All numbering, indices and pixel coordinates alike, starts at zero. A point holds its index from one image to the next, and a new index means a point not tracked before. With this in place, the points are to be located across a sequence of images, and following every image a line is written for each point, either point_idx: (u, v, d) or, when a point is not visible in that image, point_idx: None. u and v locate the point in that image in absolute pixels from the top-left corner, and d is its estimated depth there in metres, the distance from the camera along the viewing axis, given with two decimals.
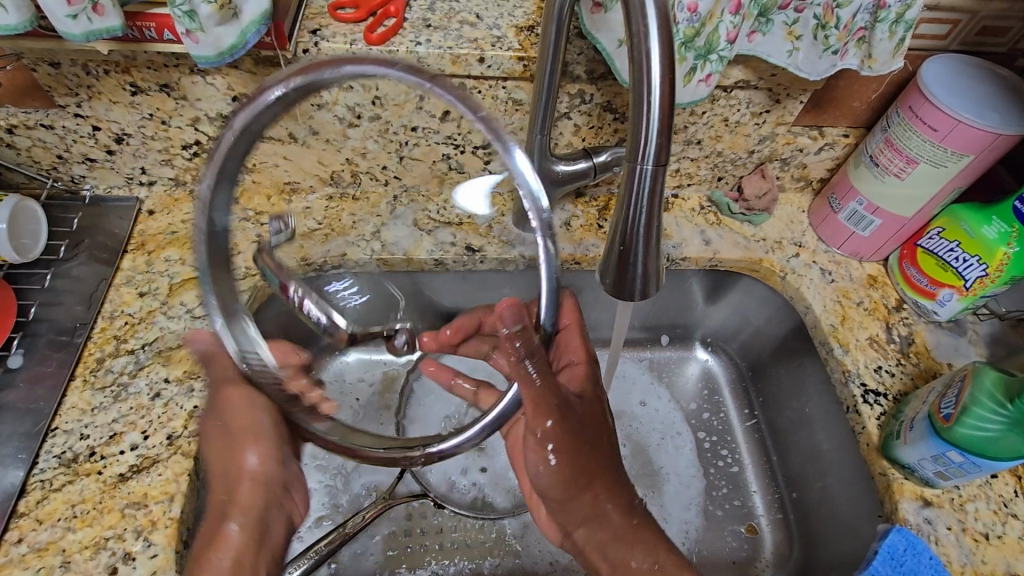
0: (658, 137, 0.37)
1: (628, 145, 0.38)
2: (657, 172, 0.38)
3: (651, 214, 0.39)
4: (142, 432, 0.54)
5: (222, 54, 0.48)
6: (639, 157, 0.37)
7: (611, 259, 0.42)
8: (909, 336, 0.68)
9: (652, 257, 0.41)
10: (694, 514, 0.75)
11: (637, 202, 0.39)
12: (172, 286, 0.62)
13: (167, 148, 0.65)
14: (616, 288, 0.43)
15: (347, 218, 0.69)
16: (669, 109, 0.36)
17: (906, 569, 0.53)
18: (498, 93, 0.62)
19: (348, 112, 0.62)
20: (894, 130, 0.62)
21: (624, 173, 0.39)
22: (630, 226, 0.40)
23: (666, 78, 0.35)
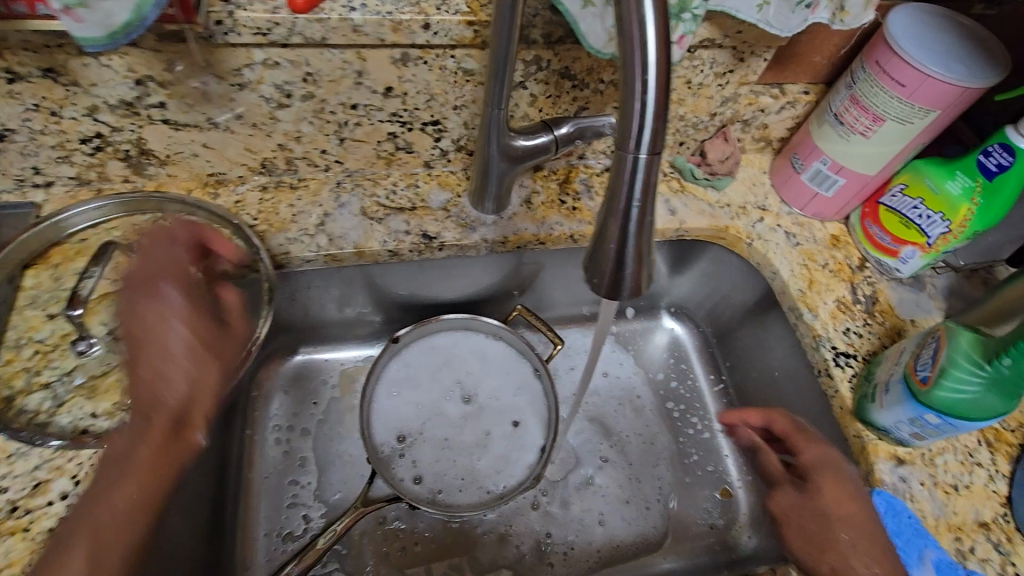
0: (654, 121, 0.32)
1: (618, 129, 0.34)
2: (652, 162, 0.34)
3: (646, 207, 0.35)
4: (72, 476, 0.47)
5: (114, 35, 0.39)
6: (631, 145, 0.33)
7: (598, 256, 0.37)
8: (873, 295, 0.69)
9: (645, 244, 0.36)
10: (664, 470, 0.75)
11: (631, 192, 0.34)
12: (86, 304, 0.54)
13: (63, 143, 0.55)
14: (610, 291, 0.38)
15: (285, 210, 0.63)
16: (664, 83, 0.32)
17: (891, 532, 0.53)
18: (446, 63, 0.55)
19: (276, 91, 0.54)
20: (860, 87, 0.60)
21: (613, 162, 0.35)
22: (620, 222, 0.35)
23: (662, 52, 0.31)
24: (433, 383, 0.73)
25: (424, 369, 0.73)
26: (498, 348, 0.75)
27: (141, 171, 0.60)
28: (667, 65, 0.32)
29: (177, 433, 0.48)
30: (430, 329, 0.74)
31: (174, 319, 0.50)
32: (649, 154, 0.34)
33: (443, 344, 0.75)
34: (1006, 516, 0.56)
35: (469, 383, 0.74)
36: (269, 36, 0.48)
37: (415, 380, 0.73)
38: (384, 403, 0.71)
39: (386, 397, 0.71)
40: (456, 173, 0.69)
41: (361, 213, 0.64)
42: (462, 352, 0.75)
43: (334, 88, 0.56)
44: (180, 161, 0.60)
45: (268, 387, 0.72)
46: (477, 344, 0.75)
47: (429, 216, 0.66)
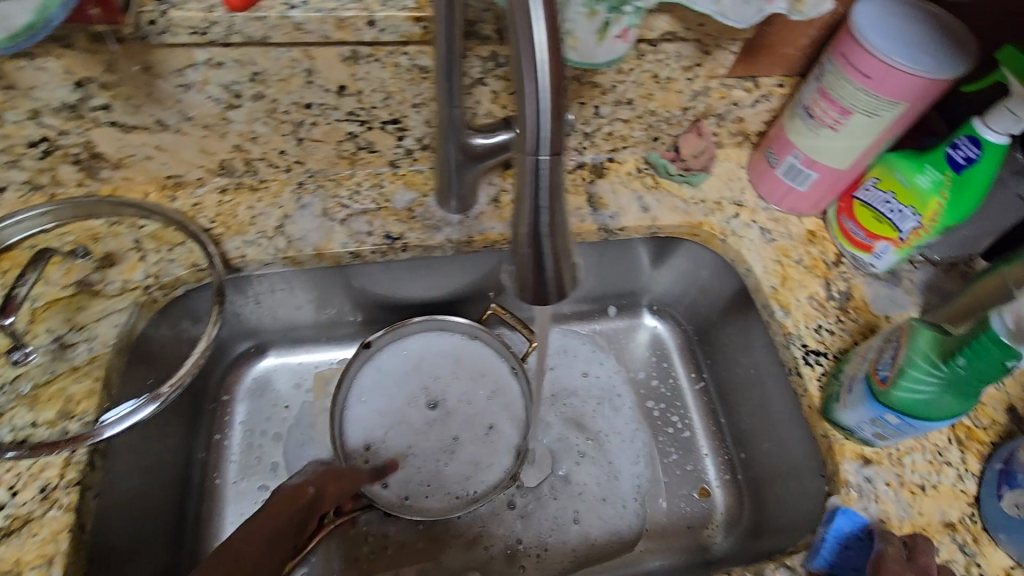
0: (549, 121, 0.31)
1: (517, 130, 0.32)
2: (554, 164, 0.32)
3: (555, 209, 0.34)
4: (9, 488, 0.47)
5: (16, 38, 0.36)
6: (529, 148, 0.32)
7: (517, 261, 0.36)
8: (848, 291, 0.67)
9: (560, 243, 0.35)
10: (642, 467, 0.74)
11: (536, 196, 0.33)
12: (34, 312, 0.54)
13: (9, 148, 0.54)
14: (533, 296, 0.37)
15: (243, 213, 0.61)
16: (558, 79, 0.30)
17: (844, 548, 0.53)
18: (400, 60, 0.54)
19: (224, 92, 0.53)
20: (828, 79, 0.59)
21: (517, 164, 0.33)
22: (529, 226, 0.34)
23: (551, 50, 0.29)
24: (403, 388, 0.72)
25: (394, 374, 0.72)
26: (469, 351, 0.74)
27: (94, 175, 0.59)
28: (561, 63, 0.30)
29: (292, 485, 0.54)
30: (401, 333, 0.72)
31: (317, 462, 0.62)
32: (552, 154, 0.32)
33: (414, 348, 0.73)
34: (973, 516, 0.55)
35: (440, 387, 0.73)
36: (207, 35, 0.47)
37: (385, 385, 0.72)
38: (355, 408, 0.70)
39: (356, 401, 0.70)
40: (422, 172, 0.67)
41: (322, 214, 0.63)
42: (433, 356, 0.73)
43: (285, 88, 0.54)
44: (134, 164, 0.59)
45: (238, 391, 0.71)
46: (448, 347, 0.74)
47: (393, 216, 0.64)
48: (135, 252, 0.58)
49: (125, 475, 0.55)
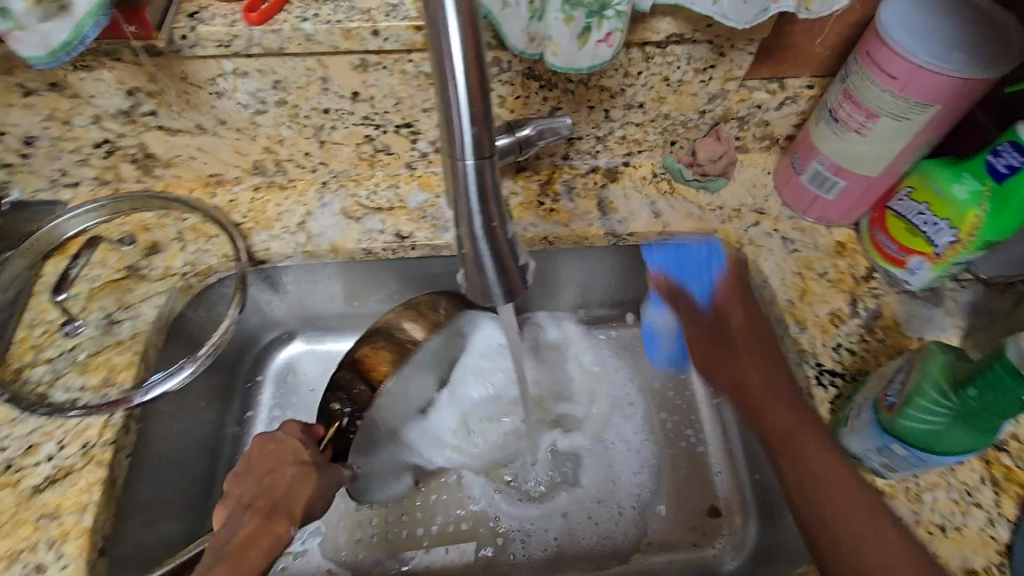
0: (475, 126, 0.32)
1: (445, 139, 0.33)
2: (482, 166, 0.34)
3: (490, 212, 0.36)
4: (58, 442, 0.53)
5: (56, 53, 0.41)
6: (457, 152, 0.33)
7: (462, 262, 0.38)
8: (877, 308, 0.62)
9: (504, 242, 0.37)
10: (648, 477, 0.73)
11: (470, 198, 0.35)
12: (93, 290, 0.61)
13: (79, 148, 0.62)
14: (474, 293, 0.39)
15: (272, 209, 0.67)
16: (482, 83, 0.32)
17: (687, 265, 0.64)
18: (406, 67, 0.57)
19: (251, 99, 0.59)
20: (852, 81, 0.55)
21: (449, 171, 0.35)
22: (468, 228, 0.36)
23: (471, 55, 0.30)
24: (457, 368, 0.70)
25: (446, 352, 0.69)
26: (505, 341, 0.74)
27: (149, 173, 0.66)
28: (483, 69, 0.31)
29: (280, 520, 0.46)
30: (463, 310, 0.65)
31: (301, 444, 0.53)
32: (480, 158, 0.34)
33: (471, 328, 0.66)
34: (1003, 567, 0.49)
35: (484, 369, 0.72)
36: (231, 47, 0.52)
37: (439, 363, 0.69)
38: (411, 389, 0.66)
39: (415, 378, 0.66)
40: (438, 174, 0.70)
41: (342, 213, 0.67)
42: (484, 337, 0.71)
43: (304, 95, 0.59)
44: (182, 164, 0.66)
45: (269, 375, 0.76)
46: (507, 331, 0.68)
47: (405, 215, 0.67)
48: (177, 242, 0.65)
49: (157, 445, 0.59)
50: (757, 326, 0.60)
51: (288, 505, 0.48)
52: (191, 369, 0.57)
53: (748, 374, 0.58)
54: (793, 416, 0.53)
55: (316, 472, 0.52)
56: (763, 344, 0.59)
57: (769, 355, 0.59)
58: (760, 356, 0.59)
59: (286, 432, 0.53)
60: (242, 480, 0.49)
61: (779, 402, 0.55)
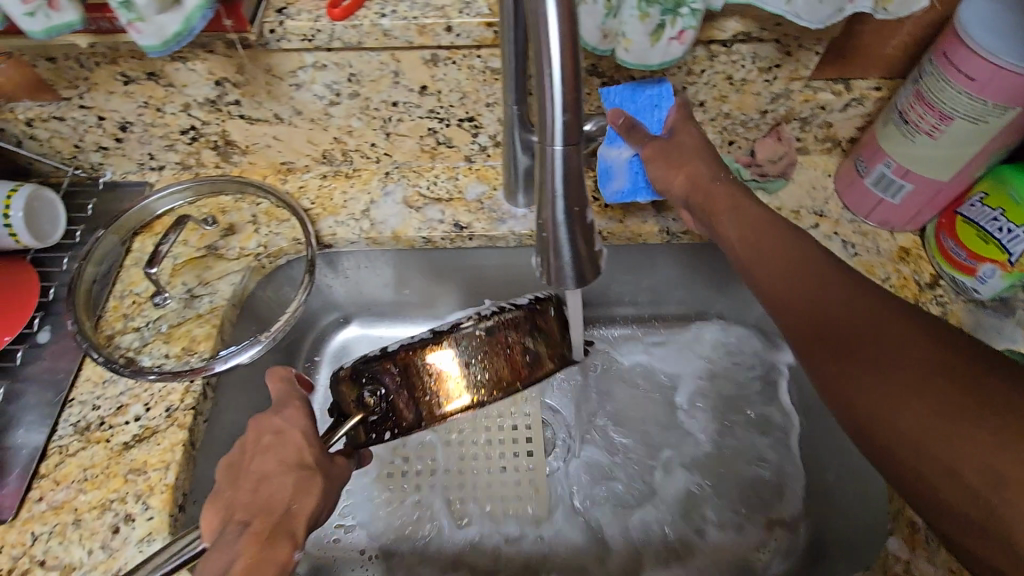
0: (565, 115, 0.34)
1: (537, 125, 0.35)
2: (568, 153, 0.35)
3: (572, 197, 0.37)
4: (144, 404, 0.57)
5: (168, 42, 0.45)
6: (548, 138, 0.35)
7: (541, 247, 0.40)
8: (942, 316, 0.61)
9: (582, 228, 0.39)
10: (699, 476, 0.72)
11: (555, 183, 0.36)
12: (175, 267, 0.66)
13: (168, 134, 0.67)
14: (546, 275, 0.41)
15: (338, 197, 0.70)
16: (574, 74, 0.33)
17: (648, 99, 0.58)
18: (474, 63, 0.59)
19: (327, 91, 0.62)
20: (926, 82, 0.54)
21: (538, 157, 0.37)
22: (550, 212, 0.38)
23: (567, 45, 0.32)
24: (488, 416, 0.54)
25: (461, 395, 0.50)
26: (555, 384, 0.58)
27: (228, 159, 0.70)
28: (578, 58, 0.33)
29: (279, 546, 0.43)
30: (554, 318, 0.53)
31: (303, 439, 0.48)
32: (567, 146, 0.36)
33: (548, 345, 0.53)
34: None
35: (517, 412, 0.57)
36: (314, 42, 0.56)
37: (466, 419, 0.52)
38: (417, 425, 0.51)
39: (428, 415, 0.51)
40: (495, 168, 0.72)
41: (403, 202, 0.70)
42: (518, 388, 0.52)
43: (376, 88, 0.62)
44: (258, 151, 0.70)
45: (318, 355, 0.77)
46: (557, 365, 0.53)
47: (463, 207, 0.70)
48: (252, 224, 0.69)
49: (226, 413, 0.63)
50: (718, 174, 0.56)
51: (290, 522, 0.44)
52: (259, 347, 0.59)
53: (724, 228, 0.54)
54: (784, 264, 0.48)
55: (321, 477, 0.47)
56: (724, 189, 0.56)
57: (742, 200, 0.55)
58: (729, 203, 0.55)
59: (285, 424, 0.48)
60: (236, 485, 0.46)
61: (767, 253, 0.50)
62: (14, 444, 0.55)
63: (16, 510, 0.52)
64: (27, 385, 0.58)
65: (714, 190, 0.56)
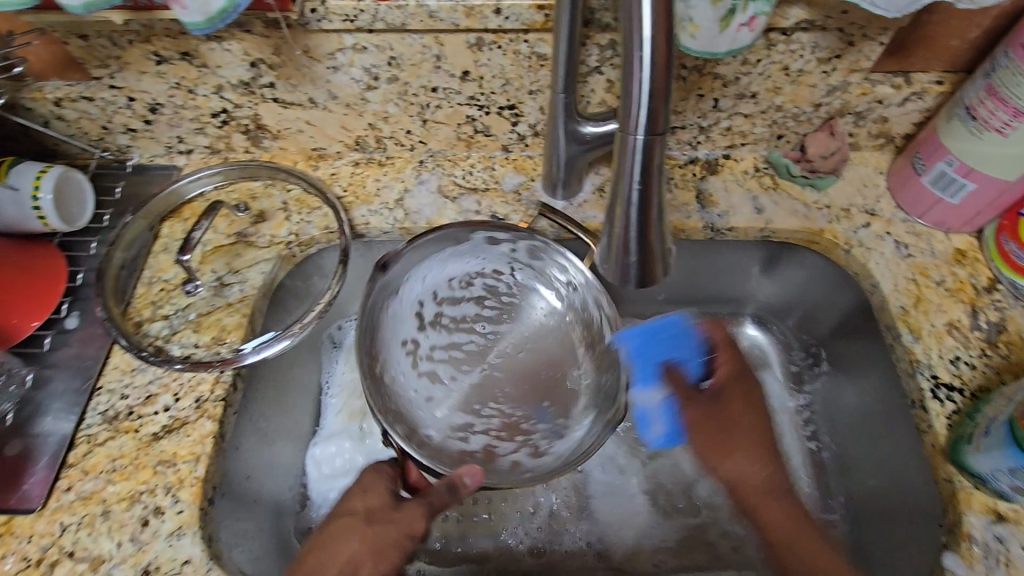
0: (651, 103, 0.32)
1: (620, 113, 0.33)
2: (651, 143, 0.33)
3: (649, 192, 0.35)
4: (174, 394, 0.56)
5: (212, 20, 0.43)
6: (631, 126, 0.33)
7: (609, 242, 0.38)
8: (1000, 322, 0.58)
9: (656, 226, 0.37)
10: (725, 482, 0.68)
11: (633, 175, 0.35)
12: (204, 254, 0.64)
13: (198, 117, 0.64)
14: (613, 273, 0.39)
15: (371, 184, 0.68)
16: (666, 59, 0.31)
17: (657, 340, 0.54)
18: (520, 48, 0.57)
19: (365, 74, 0.60)
20: (998, 76, 0.52)
21: (618, 146, 0.35)
22: (624, 207, 0.36)
23: (660, 27, 0.30)
24: (478, 368, 0.65)
25: (415, 380, 0.62)
26: (525, 244, 0.62)
27: (258, 144, 0.68)
28: (670, 39, 0.31)
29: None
30: (424, 246, 0.62)
31: (365, 487, 0.53)
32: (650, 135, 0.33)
33: (419, 283, 0.63)
34: None
35: (508, 348, 0.66)
36: (356, 22, 0.54)
37: (503, 363, 0.65)
38: (429, 419, 0.61)
39: (423, 410, 0.61)
40: (533, 158, 0.69)
41: (438, 191, 0.68)
42: (436, 334, 0.64)
43: (416, 72, 0.60)
44: (289, 136, 0.67)
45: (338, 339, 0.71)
46: (471, 269, 0.64)
47: (501, 198, 0.67)
48: (283, 212, 0.67)
49: (258, 402, 0.62)
50: (751, 423, 0.56)
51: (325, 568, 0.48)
52: (291, 340, 0.57)
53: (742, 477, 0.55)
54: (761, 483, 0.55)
55: (376, 526, 0.49)
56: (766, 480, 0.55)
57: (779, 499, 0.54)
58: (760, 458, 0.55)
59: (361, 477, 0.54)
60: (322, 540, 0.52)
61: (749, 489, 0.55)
62: (41, 432, 0.53)
63: (45, 499, 0.51)
64: (55, 372, 0.56)
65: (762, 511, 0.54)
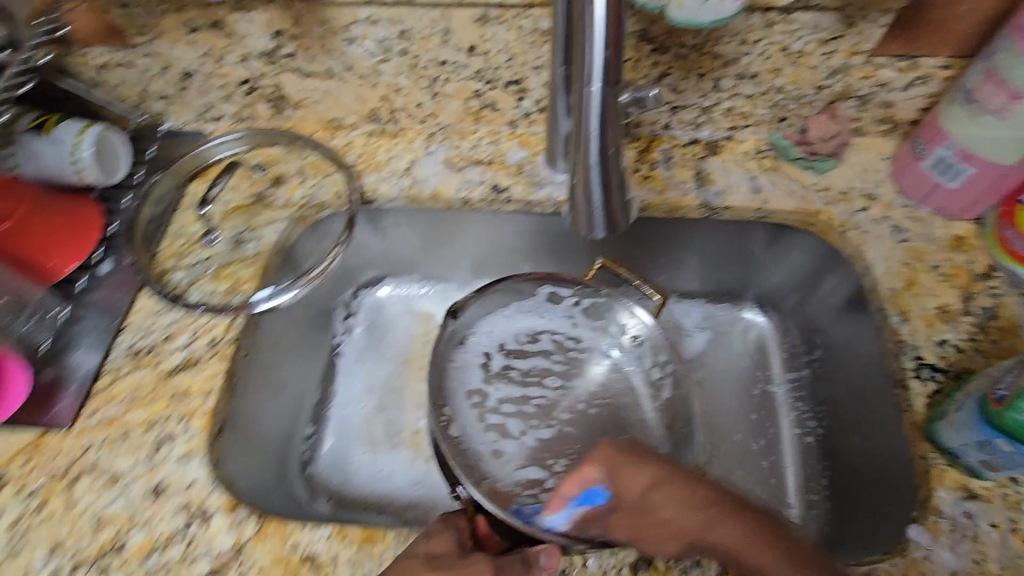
0: (604, 60, 0.39)
1: (578, 69, 0.41)
2: (606, 96, 0.41)
3: (605, 135, 0.44)
4: (191, 335, 0.61)
5: None
6: (588, 80, 0.40)
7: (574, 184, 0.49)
8: (994, 309, 0.58)
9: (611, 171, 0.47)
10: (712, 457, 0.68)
11: (591, 126, 0.43)
12: (226, 212, 0.69)
13: (226, 85, 0.69)
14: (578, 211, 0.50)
15: (383, 154, 0.72)
16: (615, 24, 0.38)
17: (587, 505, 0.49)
18: (523, 23, 0.60)
19: (378, 47, 0.64)
20: (999, 58, 0.51)
21: (578, 97, 0.42)
22: (586, 155, 0.45)
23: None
24: (547, 424, 0.66)
25: (483, 432, 0.63)
26: (590, 299, 0.67)
27: (280, 113, 0.73)
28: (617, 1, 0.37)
29: None
30: (492, 298, 0.67)
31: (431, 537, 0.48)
32: (604, 89, 0.41)
33: (486, 337, 0.69)
34: None
35: (575, 404, 0.68)
36: None
37: (573, 418, 0.66)
38: (497, 470, 0.59)
39: (492, 462, 0.60)
40: (538, 134, 0.72)
41: (445, 162, 0.71)
42: (507, 387, 0.68)
43: (426, 45, 0.63)
44: (308, 106, 0.72)
45: (352, 307, 0.78)
46: (537, 325, 0.71)
47: (504, 170, 0.70)
48: (300, 176, 0.71)
49: (267, 351, 0.66)
50: (647, 475, 0.47)
51: None
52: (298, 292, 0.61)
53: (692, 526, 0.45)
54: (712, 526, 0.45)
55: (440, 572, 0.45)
56: (711, 495, 0.46)
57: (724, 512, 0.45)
58: (676, 483, 0.47)
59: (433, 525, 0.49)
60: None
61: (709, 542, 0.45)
62: (73, 362, 0.59)
63: (73, 420, 0.56)
64: (86, 310, 0.62)
65: (755, 548, 0.44)
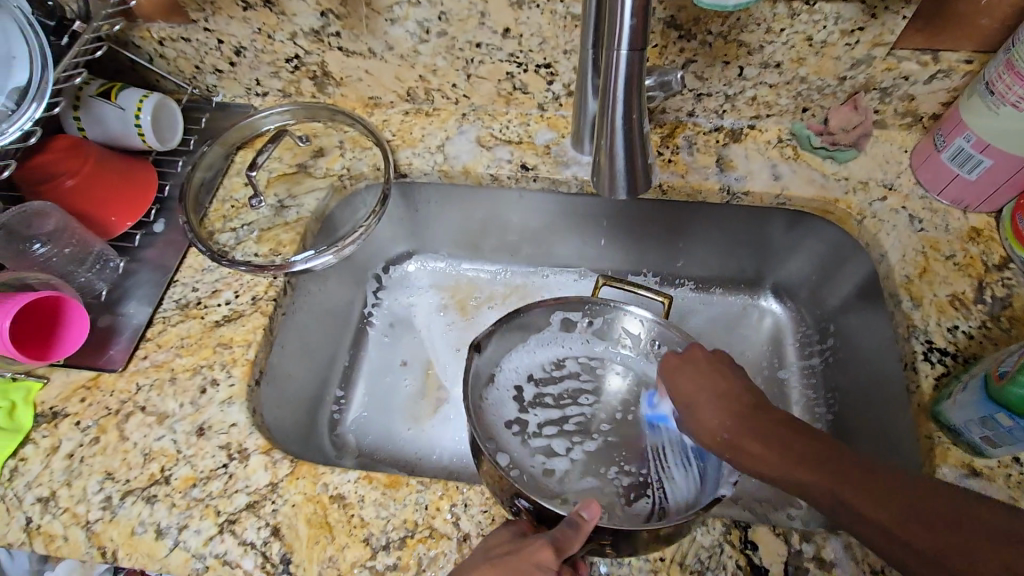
0: (632, 23, 0.42)
1: (607, 36, 0.44)
2: (632, 58, 0.44)
3: (630, 103, 0.47)
4: (235, 291, 0.65)
5: None
6: (616, 44, 0.44)
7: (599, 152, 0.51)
8: (1006, 298, 0.59)
9: (635, 135, 0.50)
10: None
11: (617, 88, 0.46)
12: (269, 179, 0.74)
13: (274, 61, 0.74)
14: (603, 180, 0.52)
15: (417, 132, 0.76)
16: None
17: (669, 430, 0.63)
18: (557, 8, 0.63)
19: (417, 28, 0.67)
20: (1017, 50, 0.53)
21: (605, 62, 0.45)
22: (611, 120, 0.48)
23: None
24: (590, 438, 0.67)
25: (531, 456, 0.65)
26: (601, 319, 0.70)
27: (323, 90, 0.77)
28: None
29: None
30: (509, 335, 0.68)
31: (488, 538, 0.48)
32: (632, 52, 0.44)
33: (513, 371, 0.70)
34: None
35: (612, 415, 0.69)
36: None
37: (613, 428, 0.68)
38: (558, 487, 0.62)
39: (548, 481, 0.62)
40: (566, 118, 0.75)
41: (476, 141, 0.74)
42: (544, 412, 0.70)
43: (463, 27, 0.67)
44: (349, 84, 0.76)
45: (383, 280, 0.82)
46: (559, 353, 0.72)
47: (532, 150, 0.73)
48: (339, 149, 0.76)
49: (304, 313, 0.70)
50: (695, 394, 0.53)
51: None
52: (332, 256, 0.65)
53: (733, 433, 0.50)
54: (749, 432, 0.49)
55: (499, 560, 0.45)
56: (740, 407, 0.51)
57: (756, 413, 0.50)
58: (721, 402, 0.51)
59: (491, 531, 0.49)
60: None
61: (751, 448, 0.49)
62: (127, 311, 0.64)
63: (126, 363, 0.61)
64: (140, 265, 0.67)
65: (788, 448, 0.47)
